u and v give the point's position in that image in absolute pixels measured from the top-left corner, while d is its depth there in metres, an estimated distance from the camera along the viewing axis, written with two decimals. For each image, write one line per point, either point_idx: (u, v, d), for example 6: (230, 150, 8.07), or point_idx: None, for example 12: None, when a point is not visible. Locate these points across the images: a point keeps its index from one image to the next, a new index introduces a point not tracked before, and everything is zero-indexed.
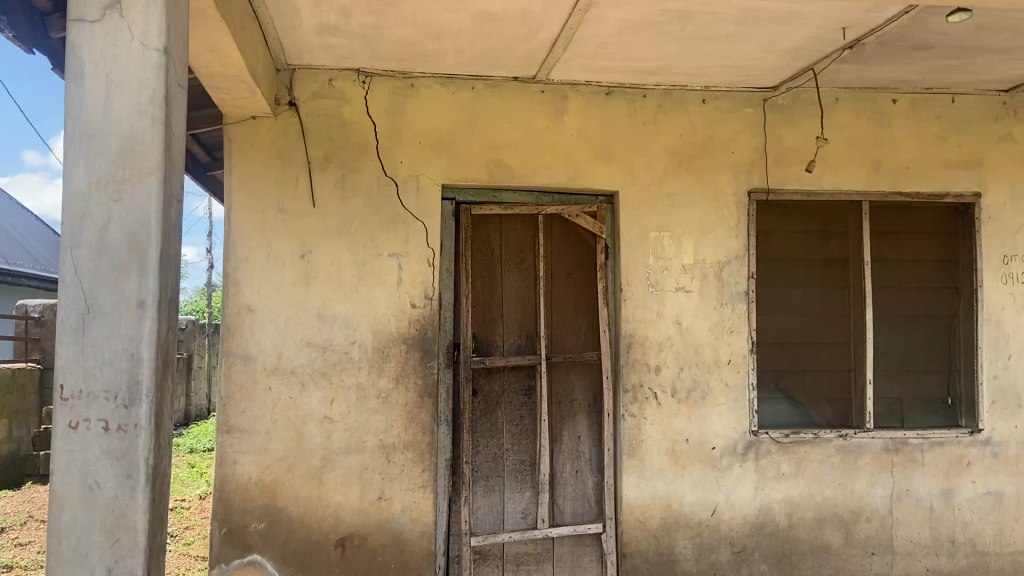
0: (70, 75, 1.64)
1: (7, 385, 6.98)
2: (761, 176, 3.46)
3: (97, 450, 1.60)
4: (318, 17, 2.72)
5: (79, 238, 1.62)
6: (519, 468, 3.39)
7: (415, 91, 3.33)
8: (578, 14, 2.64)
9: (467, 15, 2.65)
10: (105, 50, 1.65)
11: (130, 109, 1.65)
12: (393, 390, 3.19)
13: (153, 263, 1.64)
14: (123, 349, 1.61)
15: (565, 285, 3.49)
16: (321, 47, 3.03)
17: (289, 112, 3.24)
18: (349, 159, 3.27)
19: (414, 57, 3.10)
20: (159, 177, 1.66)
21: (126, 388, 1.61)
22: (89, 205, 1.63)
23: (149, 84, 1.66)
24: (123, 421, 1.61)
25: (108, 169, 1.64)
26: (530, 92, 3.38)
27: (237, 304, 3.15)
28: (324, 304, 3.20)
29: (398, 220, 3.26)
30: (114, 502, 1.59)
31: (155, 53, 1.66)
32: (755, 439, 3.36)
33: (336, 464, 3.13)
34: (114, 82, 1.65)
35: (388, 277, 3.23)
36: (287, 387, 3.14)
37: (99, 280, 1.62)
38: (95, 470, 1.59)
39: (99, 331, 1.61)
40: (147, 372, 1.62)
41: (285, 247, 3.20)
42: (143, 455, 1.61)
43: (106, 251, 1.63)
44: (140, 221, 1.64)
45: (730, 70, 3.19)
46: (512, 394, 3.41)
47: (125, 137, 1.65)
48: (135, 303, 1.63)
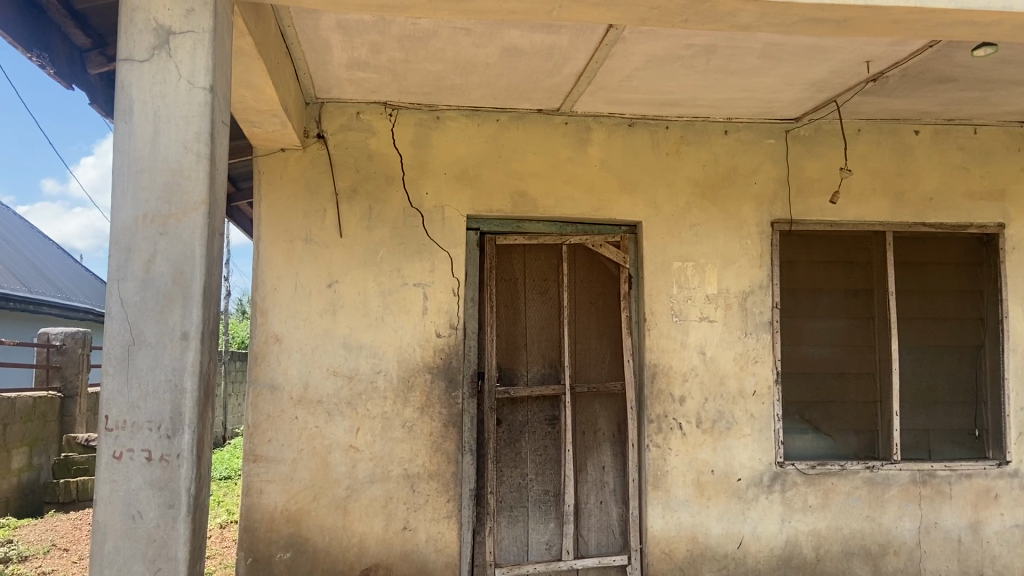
0: (118, 113, 1.69)
1: (28, 414, 7.06)
2: (784, 207, 3.47)
3: (140, 480, 1.62)
4: (348, 52, 2.78)
5: (126, 271, 1.66)
6: (543, 498, 3.38)
7: (441, 123, 3.38)
8: (604, 48, 2.68)
9: (495, 50, 2.70)
10: (153, 89, 1.70)
11: (177, 146, 1.70)
12: (418, 419, 3.20)
13: (197, 295, 1.67)
14: (167, 379, 1.64)
15: (588, 315, 3.51)
16: (350, 82, 3.09)
17: (317, 144, 3.30)
18: (376, 190, 3.31)
19: (440, 90, 3.15)
20: (204, 212, 1.70)
21: (170, 419, 1.64)
22: (136, 239, 1.67)
23: (196, 121, 1.71)
24: (166, 451, 1.63)
25: (154, 204, 1.68)
26: (554, 124, 3.42)
27: (264, 333, 3.18)
28: (350, 334, 3.22)
29: (424, 250, 3.29)
30: (155, 532, 1.61)
31: (201, 91, 1.72)
32: (781, 471, 3.34)
33: (361, 493, 3.14)
34: (161, 120, 1.70)
35: (414, 307, 3.26)
36: (313, 416, 3.16)
37: (144, 312, 1.65)
38: (138, 499, 1.62)
39: (144, 362, 1.64)
40: (189, 403, 1.65)
41: (312, 278, 3.24)
42: (185, 485, 1.63)
43: (151, 283, 1.66)
44: (185, 254, 1.68)
45: (753, 102, 3.23)
46: (536, 424, 3.41)
47: (171, 172, 1.69)
48: (180, 335, 1.66)
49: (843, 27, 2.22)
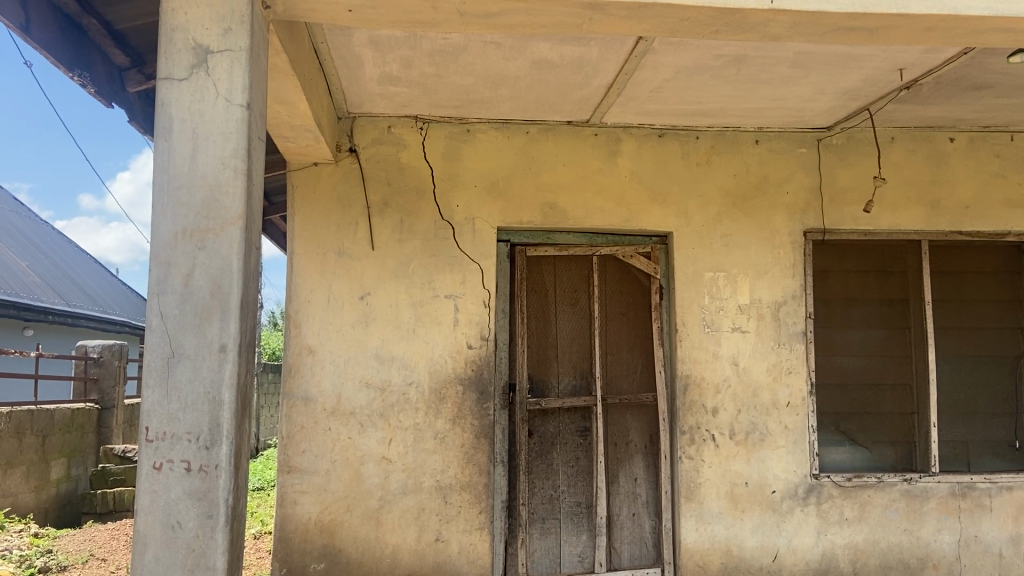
0: (158, 130, 1.73)
1: (66, 425, 7.19)
2: (817, 216, 3.44)
3: (179, 490, 1.65)
4: (380, 67, 2.81)
5: (165, 284, 1.69)
6: (575, 510, 3.36)
7: (471, 135, 3.40)
8: (634, 60, 2.68)
9: (525, 63, 2.72)
10: (192, 106, 1.74)
11: (215, 162, 1.74)
12: (450, 431, 3.21)
13: (234, 308, 1.70)
14: (205, 392, 1.67)
15: (619, 326, 3.50)
16: (381, 96, 3.13)
17: (349, 158, 3.34)
18: (407, 203, 3.34)
19: (471, 103, 3.18)
20: (241, 227, 1.73)
21: (208, 430, 1.66)
22: (175, 254, 1.70)
23: (233, 138, 1.74)
24: (205, 462, 1.65)
25: (193, 220, 1.72)
26: (583, 135, 3.43)
27: (298, 345, 3.22)
28: (382, 345, 3.25)
29: (455, 262, 3.31)
30: (194, 542, 1.63)
31: (238, 108, 1.75)
32: (816, 483, 3.30)
33: (393, 504, 3.15)
34: (200, 137, 1.73)
35: (445, 318, 3.28)
36: (346, 428, 3.18)
37: (183, 325, 1.68)
38: (178, 510, 1.64)
39: (183, 374, 1.67)
40: (227, 414, 1.67)
41: (344, 290, 3.27)
42: (223, 495, 1.65)
43: (190, 297, 1.70)
44: (222, 268, 1.71)
45: (784, 112, 3.21)
46: (567, 435, 3.41)
47: (210, 188, 1.73)
48: (218, 347, 1.68)
49: (876, 36, 2.20)
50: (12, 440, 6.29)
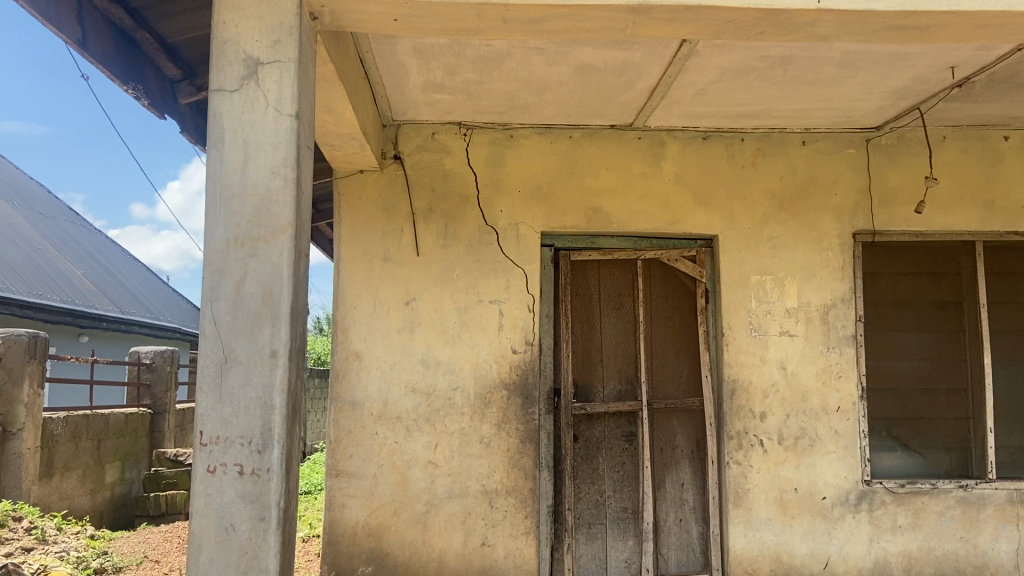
0: (211, 142, 1.77)
1: (121, 430, 7.38)
2: (866, 218, 3.38)
3: (233, 493, 1.68)
4: (424, 75, 2.84)
5: (218, 292, 1.73)
6: (621, 515, 3.35)
7: (514, 141, 3.41)
8: (678, 63, 2.67)
9: (568, 68, 2.72)
10: (243, 117, 1.78)
11: (266, 171, 1.77)
12: (494, 435, 3.22)
13: (284, 314, 1.73)
14: (258, 397, 1.70)
15: (665, 330, 3.47)
16: (425, 104, 3.16)
17: (394, 165, 3.38)
18: (451, 209, 3.37)
19: (513, 109, 3.19)
20: (291, 235, 1.76)
21: (260, 434, 1.70)
22: (227, 261, 1.74)
23: (283, 147, 1.78)
24: (257, 466, 1.68)
25: (245, 228, 1.75)
26: (626, 139, 3.42)
27: (345, 350, 3.26)
28: (427, 350, 3.27)
29: (499, 266, 3.33)
30: (248, 544, 1.66)
31: (288, 117, 1.78)
32: (868, 489, 3.23)
33: (440, 508, 3.17)
34: (251, 147, 1.77)
35: (489, 323, 3.29)
36: (392, 432, 3.21)
37: (235, 331, 1.72)
38: (231, 512, 1.68)
39: (236, 379, 1.71)
40: (278, 419, 1.70)
41: (389, 296, 3.30)
42: (275, 499, 1.68)
43: (242, 303, 1.73)
44: (273, 275, 1.74)
45: (831, 112, 3.16)
46: (613, 440, 3.39)
47: (260, 197, 1.76)
48: (269, 353, 1.72)
49: (926, 34, 2.16)
50: (69, 444, 6.48)
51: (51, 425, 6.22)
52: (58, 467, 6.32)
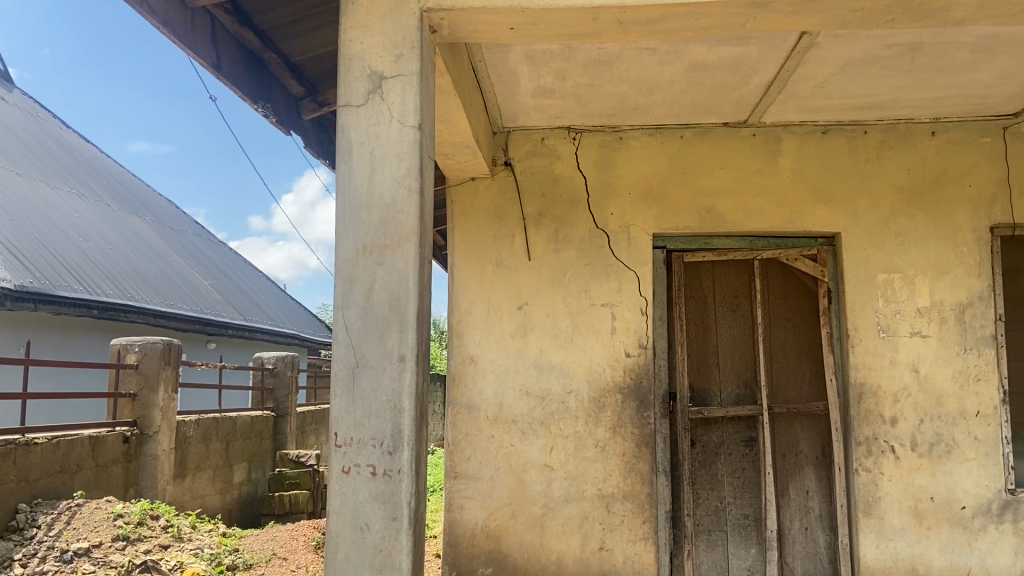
0: (340, 155, 1.86)
1: (247, 432, 7.76)
2: (1005, 210, 3.18)
3: (367, 493, 1.74)
4: (535, 81, 2.86)
5: (349, 299, 1.80)
6: (743, 522, 3.27)
7: (624, 143, 3.39)
8: (796, 56, 2.59)
9: (681, 67, 2.69)
10: (368, 130, 1.85)
11: (391, 181, 1.83)
12: (610, 439, 3.20)
13: (411, 320, 1.78)
14: (388, 400, 1.76)
15: (784, 331, 3.38)
16: (535, 109, 3.18)
17: (504, 171, 3.43)
18: (561, 213, 3.38)
19: (624, 111, 3.17)
20: (416, 242, 1.81)
21: (390, 436, 1.75)
22: (357, 270, 1.81)
23: (406, 158, 1.83)
24: (388, 467, 1.74)
25: (373, 237, 1.82)
26: (740, 136, 3.34)
27: (460, 354, 3.33)
28: (541, 354, 3.29)
29: (611, 270, 3.31)
30: (381, 543, 1.72)
31: (411, 128, 1.84)
32: (1013, 499, 3.04)
33: (557, 512, 3.18)
34: (377, 158, 1.84)
35: (602, 326, 3.27)
36: (508, 435, 3.25)
37: (366, 337, 1.79)
38: (366, 511, 1.74)
39: (367, 383, 1.77)
40: (407, 421, 1.75)
41: (502, 301, 3.34)
42: (406, 499, 1.73)
43: (372, 310, 1.80)
44: (399, 282, 1.80)
45: (964, 99, 2.99)
46: (732, 445, 3.32)
47: (386, 207, 1.82)
48: (397, 358, 1.77)
49: None
50: (200, 445, 6.86)
51: (184, 427, 6.60)
52: (191, 468, 6.71)
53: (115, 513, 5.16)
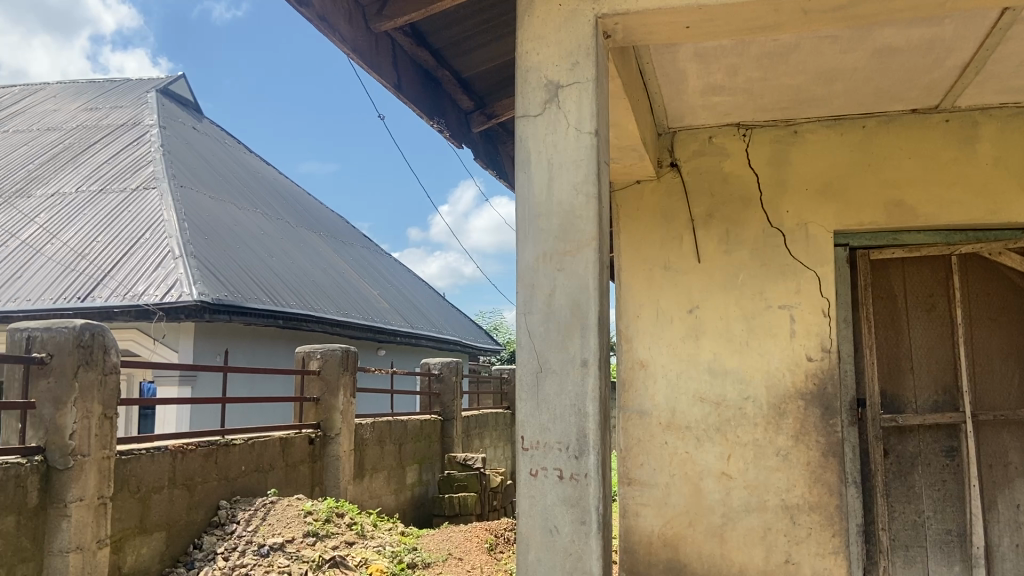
0: (520, 166, 1.92)
1: (417, 435, 8.06)
2: None
3: (554, 496, 1.76)
4: (705, 79, 2.80)
5: (532, 304, 1.84)
6: (945, 538, 3.03)
7: (799, 137, 3.25)
8: (998, 33, 2.38)
9: (865, 54, 2.54)
10: (546, 139, 1.90)
11: (570, 189, 1.87)
12: (793, 448, 3.06)
13: (592, 324, 1.79)
14: (573, 404, 1.78)
15: (989, 332, 3.12)
16: (704, 108, 3.11)
17: (671, 173, 3.38)
18: (732, 213, 3.28)
19: (800, 103, 3.03)
20: (596, 247, 1.82)
21: (576, 440, 1.76)
22: (538, 275, 1.85)
23: (584, 165, 1.87)
24: (575, 470, 1.75)
25: (552, 244, 1.85)
26: (930, 123, 3.11)
27: (630, 359, 3.29)
28: (715, 358, 3.20)
29: (788, 269, 3.17)
30: (571, 546, 1.73)
31: (588, 135, 1.87)
32: None
33: (738, 522, 3.08)
34: (555, 167, 1.88)
35: (780, 330, 3.14)
36: (682, 442, 3.19)
37: (549, 342, 1.81)
38: (554, 515, 1.75)
39: (551, 387, 1.79)
40: (593, 425, 1.75)
41: (673, 305, 3.28)
42: (594, 504, 1.73)
43: (553, 315, 1.83)
44: (580, 287, 1.82)
45: None
46: (930, 455, 3.08)
47: (566, 214, 1.86)
48: (580, 362, 1.78)
49: None
50: (376, 447, 7.20)
51: (361, 430, 6.95)
52: (368, 469, 7.05)
53: (305, 510, 5.51)
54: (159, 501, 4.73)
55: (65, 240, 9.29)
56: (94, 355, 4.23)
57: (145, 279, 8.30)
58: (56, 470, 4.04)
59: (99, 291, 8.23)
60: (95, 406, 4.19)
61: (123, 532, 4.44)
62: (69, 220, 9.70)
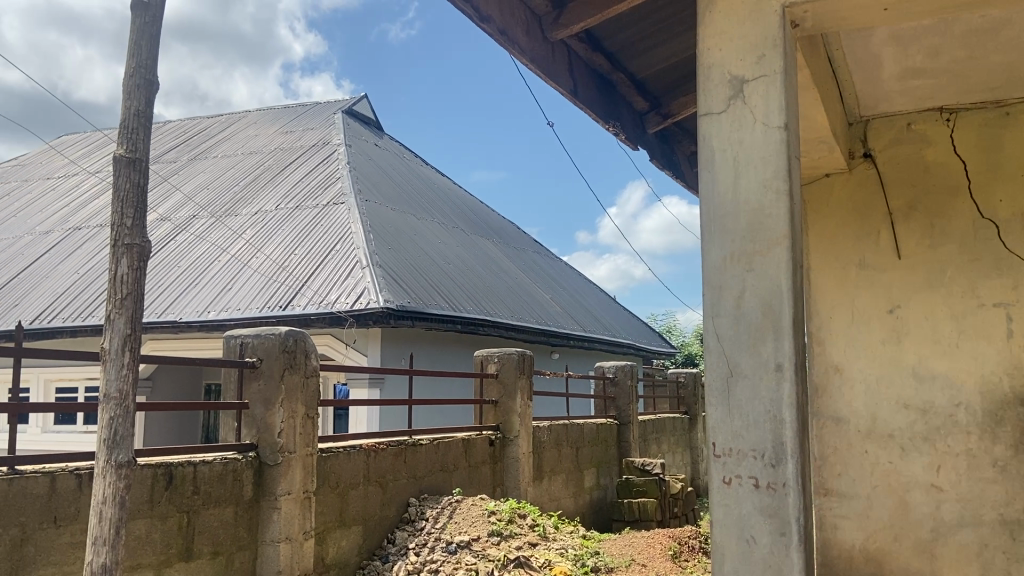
0: (704, 166, 2.26)
1: (594, 439, 8.07)
2: None
3: (751, 504, 2.08)
4: (902, 62, 2.62)
5: (723, 307, 2.18)
6: None
7: (1014, 116, 2.98)
8: None
9: None
10: (733, 134, 2.24)
11: (759, 185, 2.19)
12: (1012, 459, 2.85)
13: (784, 328, 2.11)
14: (767, 411, 2.09)
15: None
16: (898, 93, 2.91)
17: (864, 164, 3.26)
18: (936, 204, 3.09)
19: (1010, 83, 2.78)
20: (785, 245, 2.14)
21: (772, 449, 2.07)
22: (728, 277, 2.18)
23: (772, 161, 2.19)
24: (772, 479, 2.06)
25: (741, 245, 2.19)
26: None
27: (825, 363, 3.22)
28: (920, 362, 3.03)
29: (1003, 264, 2.93)
30: (772, 555, 2.04)
31: (776, 129, 2.19)
32: None
33: (950, 538, 2.92)
34: (743, 169, 2.21)
35: (995, 330, 2.92)
36: (885, 452, 3.07)
37: (740, 345, 2.15)
38: (752, 524, 2.07)
39: (743, 392, 2.12)
40: (788, 435, 2.06)
41: (872, 305, 3.16)
42: (793, 513, 2.03)
43: (743, 316, 2.16)
44: (770, 287, 2.14)
45: None
46: None
47: (755, 211, 2.19)
48: (774, 367, 2.10)
49: None
50: (554, 450, 7.29)
51: (539, 432, 7.07)
52: (547, 471, 7.15)
53: (488, 510, 5.68)
54: (356, 496, 5.03)
55: (267, 253, 10.07)
56: (297, 359, 4.56)
57: (337, 288, 8.89)
58: (267, 465, 4.40)
59: (297, 300, 8.88)
60: (299, 407, 4.52)
61: (325, 525, 4.75)
62: (270, 235, 10.55)
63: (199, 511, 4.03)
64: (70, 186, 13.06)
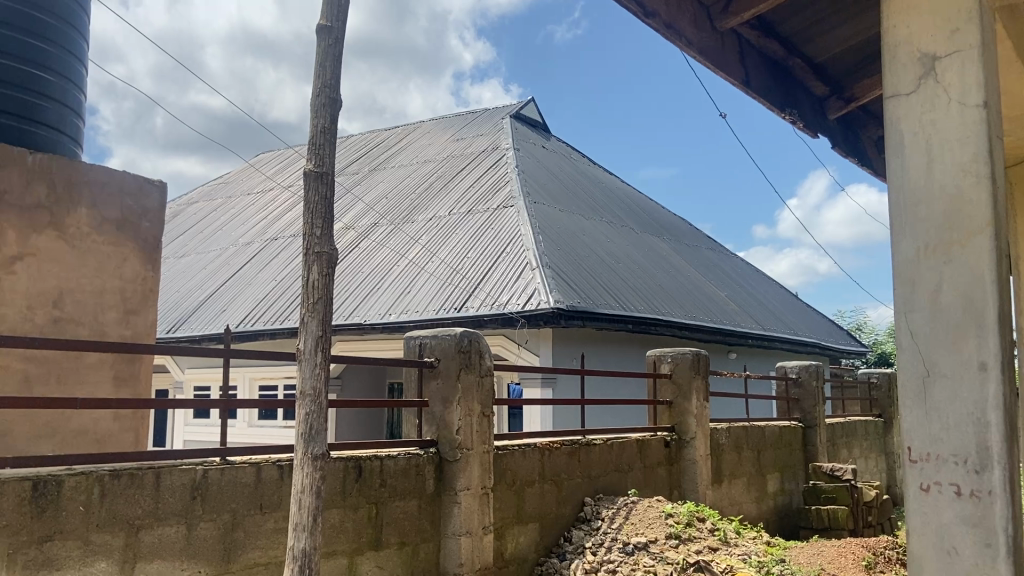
0: (893, 152, 2.56)
1: (777, 442, 7.74)
2: None
3: (952, 509, 2.32)
4: None
5: (918, 301, 2.44)
6: None
7: None
8: None
9: None
10: (923, 115, 2.51)
11: (954, 170, 2.43)
12: None
13: (987, 325, 2.32)
14: (971, 413, 2.32)
15: None
16: None
17: None
18: None
19: None
20: (985, 234, 2.36)
21: (976, 454, 2.30)
22: (923, 268, 2.44)
23: (967, 148, 2.42)
24: (976, 485, 2.29)
25: (933, 237, 2.44)
26: None
27: None
28: None
29: None
30: (978, 561, 2.26)
31: (974, 107, 2.42)
32: None
33: None
34: (935, 158, 2.47)
35: None
36: None
37: (938, 344, 2.39)
38: (952, 536, 2.32)
39: (942, 393, 2.37)
40: (994, 441, 2.28)
41: None
42: (999, 523, 2.25)
43: (940, 309, 2.41)
44: (968, 278, 2.37)
45: None
46: None
47: (951, 197, 2.43)
48: (978, 365, 2.32)
49: None
50: (734, 453, 7.07)
51: (718, 434, 6.89)
52: (727, 474, 6.95)
53: (666, 512, 5.59)
54: (532, 494, 5.13)
55: (443, 257, 10.45)
56: (473, 359, 4.70)
57: (509, 290, 9.08)
58: (447, 461, 4.58)
59: (471, 302, 9.15)
60: (476, 405, 4.67)
61: (503, 521, 4.89)
62: (445, 239, 10.96)
63: (386, 503, 4.26)
64: (266, 200, 14.20)
